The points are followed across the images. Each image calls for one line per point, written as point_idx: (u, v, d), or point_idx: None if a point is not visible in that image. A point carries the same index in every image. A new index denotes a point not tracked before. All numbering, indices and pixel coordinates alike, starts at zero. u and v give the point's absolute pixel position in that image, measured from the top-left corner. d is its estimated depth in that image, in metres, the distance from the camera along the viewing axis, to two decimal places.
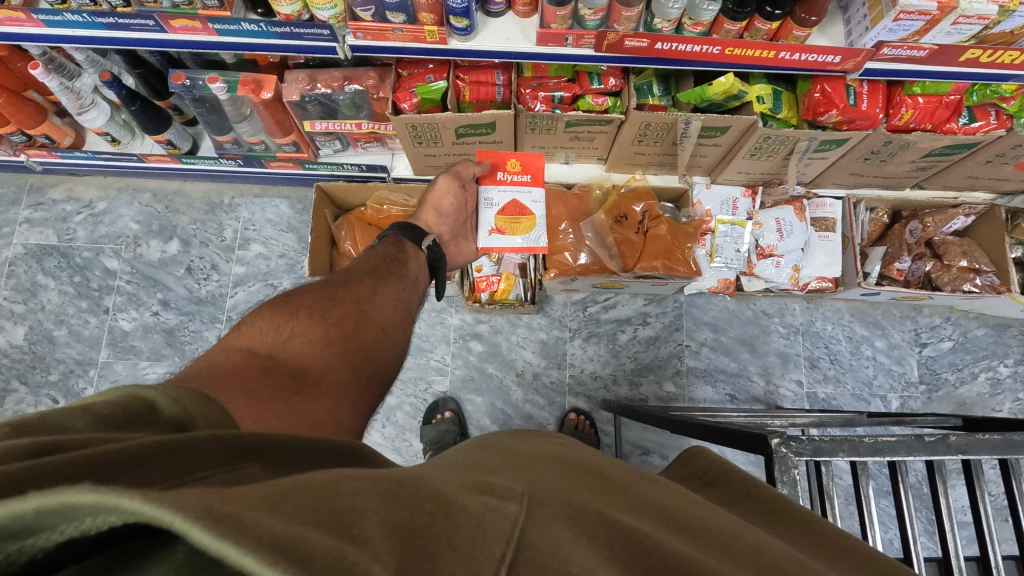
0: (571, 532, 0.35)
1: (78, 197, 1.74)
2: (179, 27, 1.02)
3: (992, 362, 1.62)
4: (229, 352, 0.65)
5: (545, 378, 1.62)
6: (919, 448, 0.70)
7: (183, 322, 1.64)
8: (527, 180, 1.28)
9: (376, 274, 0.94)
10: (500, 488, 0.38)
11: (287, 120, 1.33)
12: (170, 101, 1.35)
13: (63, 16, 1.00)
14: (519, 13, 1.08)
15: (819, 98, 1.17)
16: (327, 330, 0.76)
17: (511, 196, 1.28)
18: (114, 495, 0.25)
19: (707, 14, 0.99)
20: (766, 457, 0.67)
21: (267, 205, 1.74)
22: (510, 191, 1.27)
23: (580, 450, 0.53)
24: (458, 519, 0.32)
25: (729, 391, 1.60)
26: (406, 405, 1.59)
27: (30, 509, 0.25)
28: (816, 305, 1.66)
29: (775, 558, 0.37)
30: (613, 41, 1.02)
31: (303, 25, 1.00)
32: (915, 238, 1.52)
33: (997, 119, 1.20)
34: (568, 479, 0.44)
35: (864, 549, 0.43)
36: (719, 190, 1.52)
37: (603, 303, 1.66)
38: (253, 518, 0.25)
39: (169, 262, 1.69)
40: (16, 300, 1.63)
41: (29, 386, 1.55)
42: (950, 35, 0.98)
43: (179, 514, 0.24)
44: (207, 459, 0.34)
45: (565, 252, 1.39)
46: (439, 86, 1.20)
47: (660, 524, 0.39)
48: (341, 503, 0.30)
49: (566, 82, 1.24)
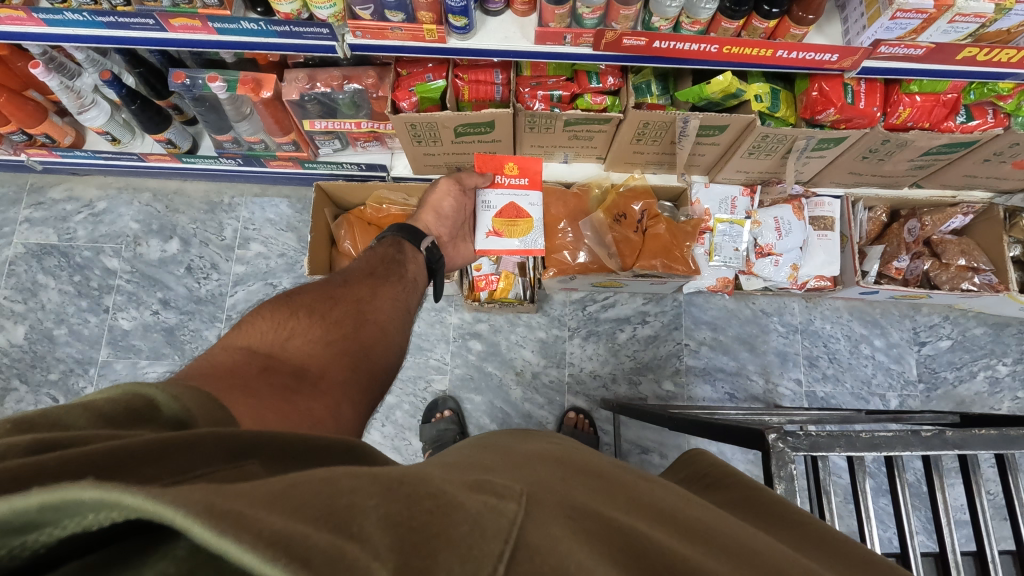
0: (571, 532, 0.34)
1: (78, 197, 1.73)
2: (180, 26, 1.01)
3: (990, 361, 1.62)
4: (229, 351, 0.64)
5: (545, 377, 1.62)
6: (916, 443, 0.70)
7: (183, 321, 1.63)
8: (525, 184, 1.32)
9: (375, 275, 0.94)
10: (499, 485, 0.37)
11: (287, 119, 1.32)
12: (169, 101, 1.34)
13: (64, 15, 0.99)
14: (518, 12, 1.07)
15: (817, 97, 1.17)
16: (327, 330, 0.75)
17: (508, 199, 1.32)
18: (114, 492, 0.24)
19: (704, 12, 0.98)
20: (764, 453, 0.67)
21: (267, 205, 1.73)
22: (507, 194, 1.31)
23: (580, 450, 0.53)
24: (456, 517, 0.31)
25: (728, 389, 1.61)
26: (405, 404, 1.59)
27: (32, 505, 0.25)
28: (815, 304, 1.67)
29: (777, 560, 0.37)
30: (610, 40, 1.01)
31: (302, 24, 0.99)
32: (913, 236, 1.52)
33: (994, 118, 1.20)
34: (567, 480, 0.43)
35: (864, 552, 0.43)
36: (717, 190, 1.52)
37: (603, 302, 1.66)
38: (253, 515, 0.24)
39: (169, 261, 1.68)
40: (16, 299, 1.62)
41: (29, 385, 1.55)
42: (947, 33, 0.97)
43: (179, 509, 0.23)
44: (208, 457, 0.33)
45: (565, 251, 1.38)
46: (438, 85, 1.20)
47: (660, 525, 0.38)
48: (340, 499, 0.29)
49: (565, 81, 1.24)
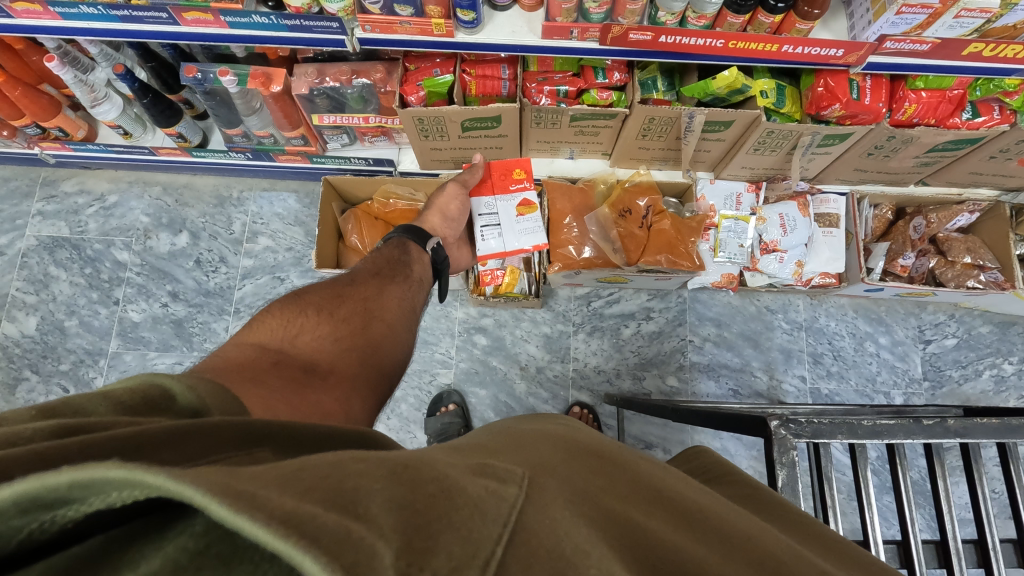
0: (567, 514, 0.35)
1: (90, 190, 1.75)
2: (192, 20, 1.02)
3: (996, 360, 1.62)
4: (242, 347, 0.66)
5: (548, 372, 1.62)
6: (918, 430, 0.70)
7: (192, 313, 1.65)
8: (488, 185, 1.23)
9: (382, 275, 0.95)
10: (501, 468, 0.37)
11: (296, 113, 1.34)
12: (181, 95, 1.35)
13: (78, 8, 1.00)
14: (525, 6, 1.08)
15: (822, 92, 1.17)
16: (335, 327, 0.77)
17: (501, 204, 1.22)
18: (139, 472, 0.24)
19: (710, 7, 0.98)
20: (766, 440, 0.67)
21: (275, 199, 1.76)
22: (500, 200, 1.22)
23: (582, 430, 0.53)
24: (458, 500, 0.31)
25: (732, 385, 1.61)
26: (410, 397, 1.60)
27: (61, 482, 0.24)
28: (819, 301, 1.67)
29: (771, 548, 0.37)
30: (617, 35, 1.02)
31: (313, 17, 1.01)
32: (919, 233, 1.51)
33: (1000, 115, 1.21)
34: (570, 462, 0.43)
35: (856, 549, 0.44)
36: (723, 186, 1.54)
37: (607, 298, 1.67)
38: (265, 495, 0.24)
39: (179, 254, 1.70)
40: (28, 291, 1.65)
41: (40, 375, 1.57)
42: (953, 29, 0.96)
43: (199, 489, 0.23)
44: (219, 445, 0.33)
45: (569, 245, 1.41)
46: (445, 79, 1.21)
47: (658, 511, 0.39)
48: (347, 483, 0.29)
49: (571, 76, 1.25)
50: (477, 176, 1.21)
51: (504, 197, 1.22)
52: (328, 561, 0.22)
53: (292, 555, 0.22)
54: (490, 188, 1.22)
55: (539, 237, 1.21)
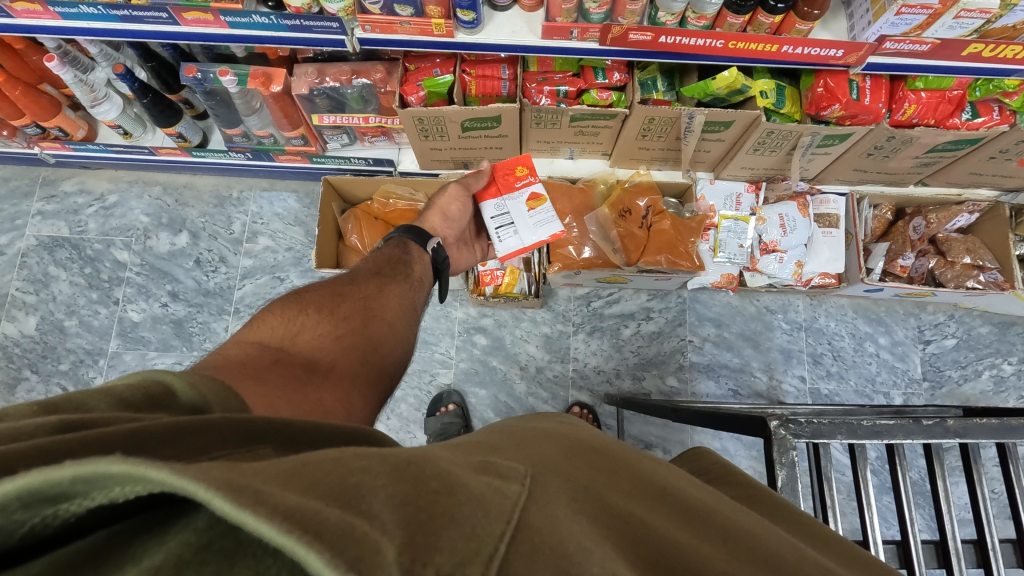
0: (569, 511, 0.35)
1: (90, 190, 1.75)
2: (192, 20, 1.02)
3: (995, 360, 1.62)
4: (243, 345, 0.66)
5: (548, 372, 1.62)
6: (917, 431, 0.70)
7: (192, 313, 1.65)
8: (494, 188, 1.22)
9: (381, 274, 0.95)
10: (503, 465, 0.37)
11: (296, 113, 1.34)
12: (181, 95, 1.35)
13: (78, 8, 1.00)
14: (525, 6, 1.08)
15: (822, 93, 1.18)
16: (335, 325, 0.77)
17: (508, 204, 1.21)
18: (140, 466, 0.24)
19: (709, 7, 0.98)
20: (766, 440, 0.67)
21: (275, 199, 1.76)
22: (506, 201, 1.21)
23: (583, 428, 0.53)
24: (460, 497, 0.31)
25: (731, 386, 1.61)
26: (410, 397, 1.60)
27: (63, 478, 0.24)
28: (818, 301, 1.67)
29: (773, 546, 0.37)
30: (617, 35, 1.02)
31: (313, 17, 1.01)
32: (918, 234, 1.51)
33: (1000, 115, 1.21)
34: (572, 459, 0.43)
35: (858, 549, 0.44)
36: (722, 186, 1.54)
37: (607, 298, 1.67)
38: (268, 491, 0.24)
39: (178, 254, 1.70)
40: (28, 291, 1.65)
41: (39, 375, 1.57)
42: (953, 29, 0.96)
43: (202, 484, 0.23)
44: (221, 441, 0.33)
45: (569, 245, 1.40)
46: (445, 79, 1.21)
47: (660, 508, 0.39)
48: (349, 479, 0.29)
49: (571, 76, 1.25)
50: (482, 180, 1.21)
51: (511, 197, 1.21)
52: (331, 556, 0.22)
53: (295, 550, 0.22)
54: (496, 189, 1.22)
55: (555, 227, 1.19)
